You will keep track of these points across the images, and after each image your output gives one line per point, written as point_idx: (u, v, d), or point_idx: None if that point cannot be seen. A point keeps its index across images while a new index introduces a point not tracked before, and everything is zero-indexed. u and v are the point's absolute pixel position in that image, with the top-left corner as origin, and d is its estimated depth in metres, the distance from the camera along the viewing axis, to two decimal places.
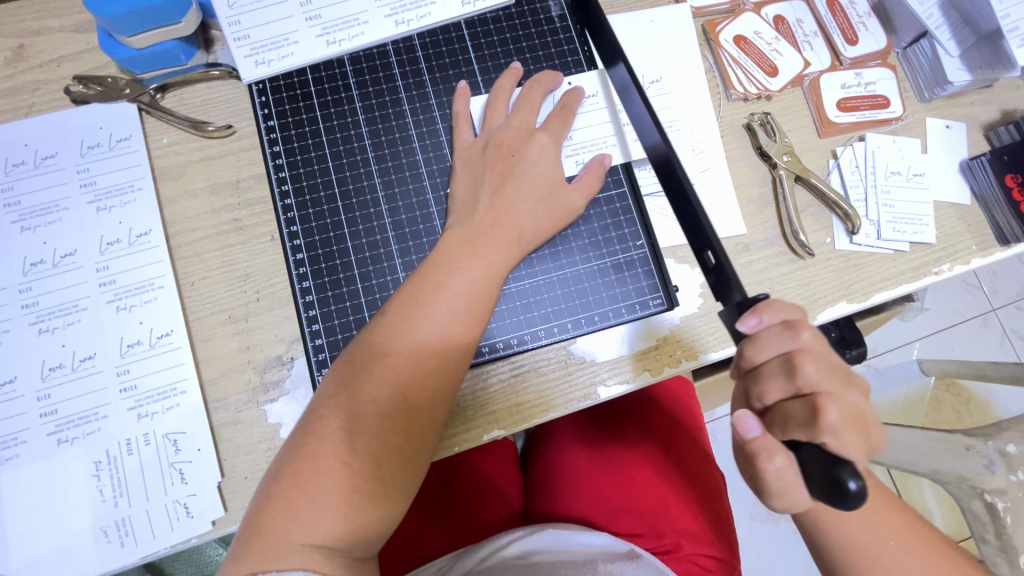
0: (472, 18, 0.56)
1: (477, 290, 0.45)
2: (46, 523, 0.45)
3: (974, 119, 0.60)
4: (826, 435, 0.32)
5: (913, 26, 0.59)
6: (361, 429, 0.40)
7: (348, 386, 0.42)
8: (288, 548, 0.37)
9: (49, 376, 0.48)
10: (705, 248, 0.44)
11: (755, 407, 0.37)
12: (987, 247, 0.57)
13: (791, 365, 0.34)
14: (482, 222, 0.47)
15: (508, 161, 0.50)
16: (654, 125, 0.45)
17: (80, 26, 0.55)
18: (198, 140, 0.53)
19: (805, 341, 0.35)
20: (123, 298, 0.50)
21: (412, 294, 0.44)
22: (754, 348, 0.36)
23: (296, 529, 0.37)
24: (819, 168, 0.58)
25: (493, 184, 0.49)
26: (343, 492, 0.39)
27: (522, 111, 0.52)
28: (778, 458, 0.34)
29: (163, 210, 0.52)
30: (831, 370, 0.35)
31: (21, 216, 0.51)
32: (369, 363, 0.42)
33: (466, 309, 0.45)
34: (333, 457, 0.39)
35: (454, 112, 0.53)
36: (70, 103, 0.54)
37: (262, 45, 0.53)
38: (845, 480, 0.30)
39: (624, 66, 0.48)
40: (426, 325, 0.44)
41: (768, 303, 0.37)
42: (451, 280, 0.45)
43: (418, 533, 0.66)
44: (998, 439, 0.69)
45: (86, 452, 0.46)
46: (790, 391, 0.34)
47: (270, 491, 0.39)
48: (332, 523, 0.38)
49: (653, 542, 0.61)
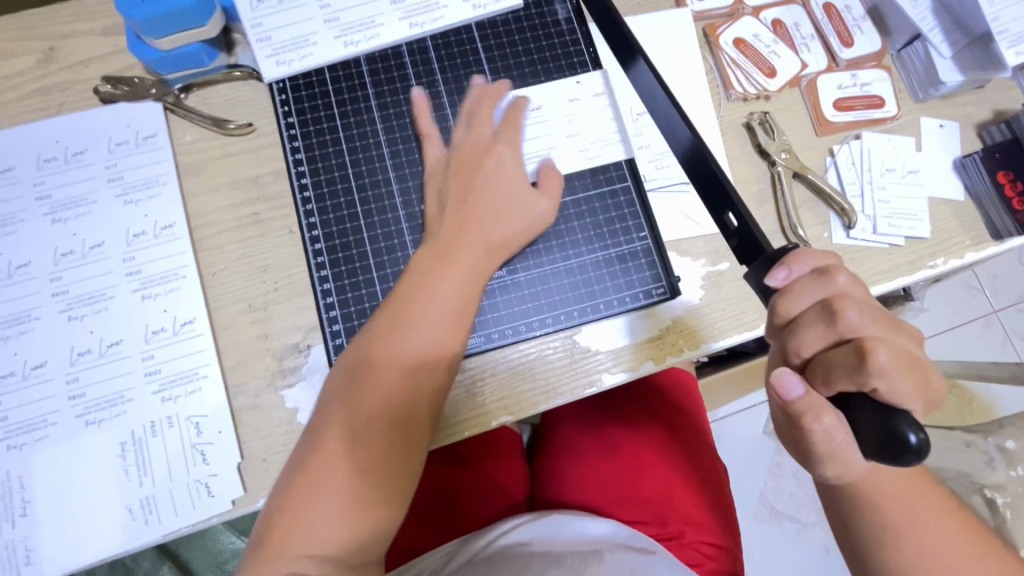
0: (482, 21, 0.58)
1: (454, 303, 0.47)
2: (74, 501, 0.47)
3: (968, 118, 0.62)
4: (878, 379, 0.33)
5: (907, 29, 0.61)
6: (352, 437, 0.43)
7: (338, 399, 0.44)
8: (296, 556, 0.40)
9: (78, 361, 0.50)
10: (726, 211, 0.45)
11: (795, 362, 0.37)
12: (980, 241, 0.59)
13: (832, 311, 0.35)
14: (451, 234, 0.49)
15: (470, 173, 0.52)
16: (681, 118, 0.47)
17: (108, 29, 0.58)
18: (220, 137, 0.56)
19: (840, 287, 0.36)
20: (148, 287, 0.52)
21: (398, 305, 0.47)
22: (788, 301, 0.37)
23: (303, 537, 0.41)
24: (817, 165, 0.60)
25: (455, 198, 0.51)
26: (342, 498, 0.42)
27: (478, 123, 0.54)
28: (825, 417, 0.34)
29: (186, 204, 0.54)
30: (873, 314, 0.35)
31: (52, 209, 0.53)
32: (356, 375, 0.45)
33: (445, 321, 0.47)
34: (325, 468, 0.42)
35: (420, 131, 0.54)
36: (98, 102, 0.56)
37: (283, 46, 0.55)
38: (905, 433, 0.31)
39: (645, 63, 0.50)
40: (407, 336, 0.46)
41: (796, 253, 0.38)
42: (427, 291, 0.47)
43: (427, 519, 0.68)
44: (998, 436, 0.75)
45: (112, 433, 0.49)
46: (829, 336, 0.35)
47: (274, 506, 0.42)
48: (330, 530, 0.41)
49: (657, 529, 0.63)
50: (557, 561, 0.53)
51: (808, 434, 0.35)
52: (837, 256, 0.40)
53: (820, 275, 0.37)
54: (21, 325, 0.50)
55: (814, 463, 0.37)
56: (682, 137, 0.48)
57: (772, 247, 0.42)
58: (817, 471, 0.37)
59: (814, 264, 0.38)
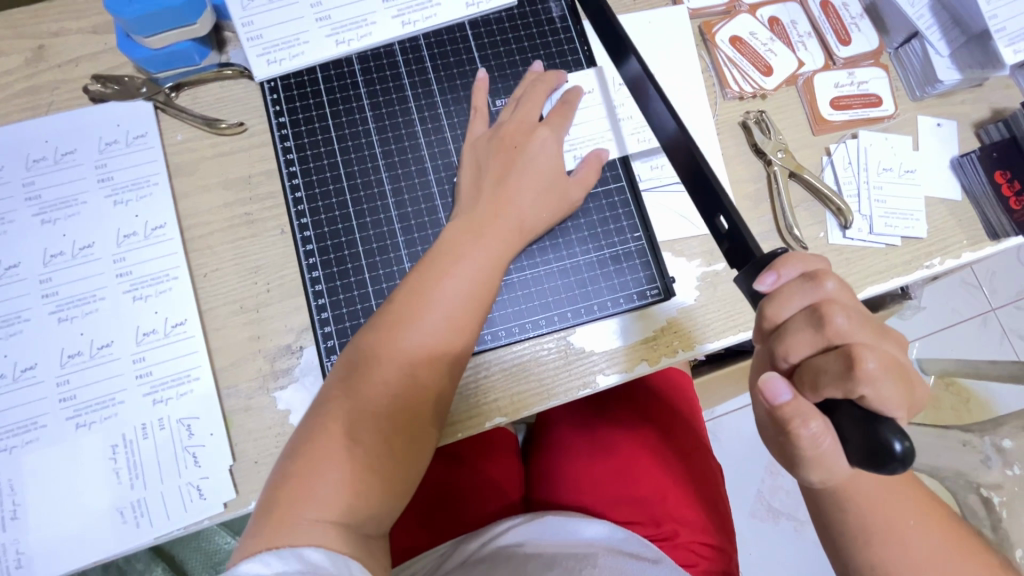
0: (475, 19, 0.58)
1: (481, 279, 0.47)
2: (65, 504, 0.47)
3: (965, 117, 0.62)
4: (866, 385, 0.32)
5: (904, 27, 0.60)
6: (371, 410, 0.42)
7: (361, 369, 0.43)
8: (302, 524, 0.38)
9: (68, 363, 0.50)
10: (718, 214, 0.44)
11: (783, 367, 0.37)
12: (977, 241, 0.59)
13: (820, 316, 0.35)
14: (485, 211, 0.49)
15: (510, 152, 0.51)
16: (669, 111, 0.47)
17: (97, 27, 0.57)
18: (211, 137, 0.55)
19: (828, 292, 0.36)
20: (139, 288, 0.51)
21: (423, 277, 0.46)
22: (776, 306, 0.37)
23: (312, 506, 0.38)
24: (813, 164, 0.60)
25: (495, 175, 0.51)
26: (354, 472, 0.40)
27: (527, 105, 0.54)
28: (813, 422, 0.34)
29: (177, 204, 0.54)
30: (861, 320, 0.35)
31: (41, 210, 0.52)
32: (380, 346, 0.44)
33: (473, 295, 0.47)
34: (344, 434, 0.41)
35: (472, 107, 0.55)
36: (88, 102, 0.56)
37: (274, 45, 0.55)
38: (889, 441, 0.30)
39: (635, 59, 0.49)
40: (434, 311, 0.45)
41: (785, 258, 0.38)
42: (456, 267, 0.47)
43: (422, 520, 0.68)
44: (994, 435, 0.73)
45: (103, 436, 0.48)
46: (817, 341, 0.35)
47: (285, 470, 0.40)
48: (345, 498, 0.39)
49: (652, 529, 0.63)
50: (552, 565, 0.53)
51: (795, 439, 0.34)
52: (829, 262, 0.39)
53: (809, 280, 0.37)
54: (11, 327, 0.50)
55: (801, 469, 0.36)
56: (670, 133, 0.48)
57: (761, 251, 0.41)
58: (805, 476, 0.37)
59: (804, 269, 0.38)
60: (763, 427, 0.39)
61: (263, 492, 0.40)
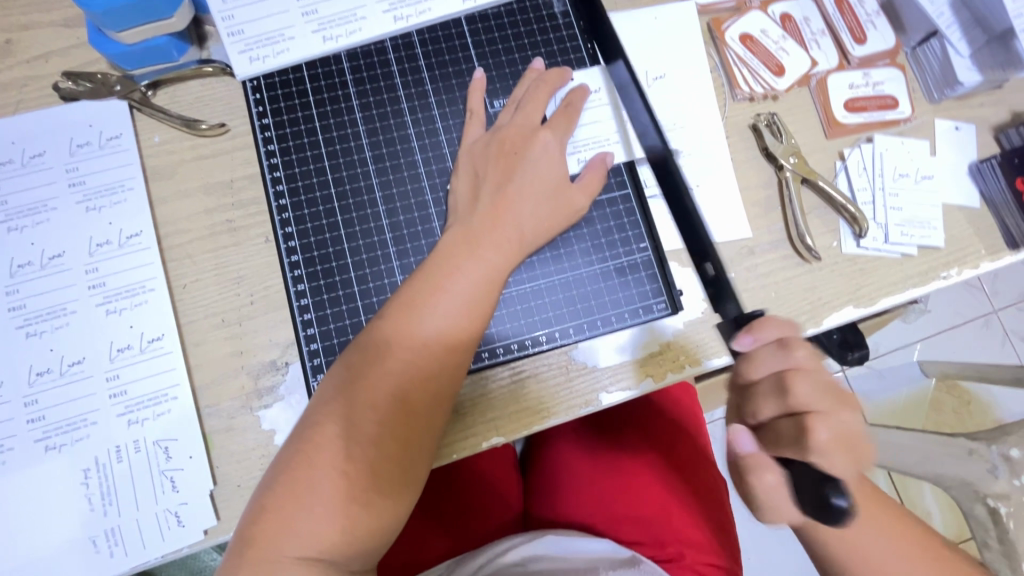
0: (472, 15, 0.54)
1: (476, 293, 0.44)
2: (30, 533, 0.44)
3: (984, 120, 0.59)
4: (814, 454, 0.33)
5: (924, 25, 0.58)
6: (358, 437, 0.40)
7: (347, 393, 0.41)
8: (284, 560, 0.37)
9: (36, 381, 0.46)
10: (705, 260, 0.47)
11: (750, 422, 0.37)
12: (996, 251, 0.56)
13: (784, 385, 0.34)
14: (482, 221, 0.46)
15: (510, 158, 0.48)
16: (654, 129, 0.47)
17: (69, 20, 0.54)
18: (191, 139, 0.52)
19: (798, 360, 0.35)
20: (113, 301, 0.48)
21: (413, 292, 0.43)
22: (749, 367, 0.36)
23: (293, 542, 0.37)
24: (826, 169, 0.57)
25: (495, 182, 0.48)
26: (339, 502, 0.38)
27: (528, 107, 0.51)
28: (768, 476, 0.35)
29: (153, 210, 0.51)
30: (824, 389, 0.34)
31: (8, 216, 0.49)
32: (367, 367, 0.41)
33: (467, 310, 0.44)
34: (326, 462, 0.39)
35: (468, 109, 0.52)
36: (58, 100, 0.52)
37: (257, 41, 0.52)
38: (833, 499, 0.32)
39: (624, 64, 0.50)
40: (423, 331, 0.42)
41: (764, 322, 0.36)
42: (451, 282, 0.44)
43: (414, 539, 0.65)
44: (1001, 444, 0.71)
45: (74, 459, 0.45)
46: (783, 409, 0.35)
47: (263, 501, 0.38)
48: (326, 532, 0.37)
49: (655, 550, 0.61)
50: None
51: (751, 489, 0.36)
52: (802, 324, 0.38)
53: (781, 346, 0.36)
54: None
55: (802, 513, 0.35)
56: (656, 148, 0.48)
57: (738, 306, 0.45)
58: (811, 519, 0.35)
59: (782, 332, 0.36)
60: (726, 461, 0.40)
61: (239, 524, 0.38)
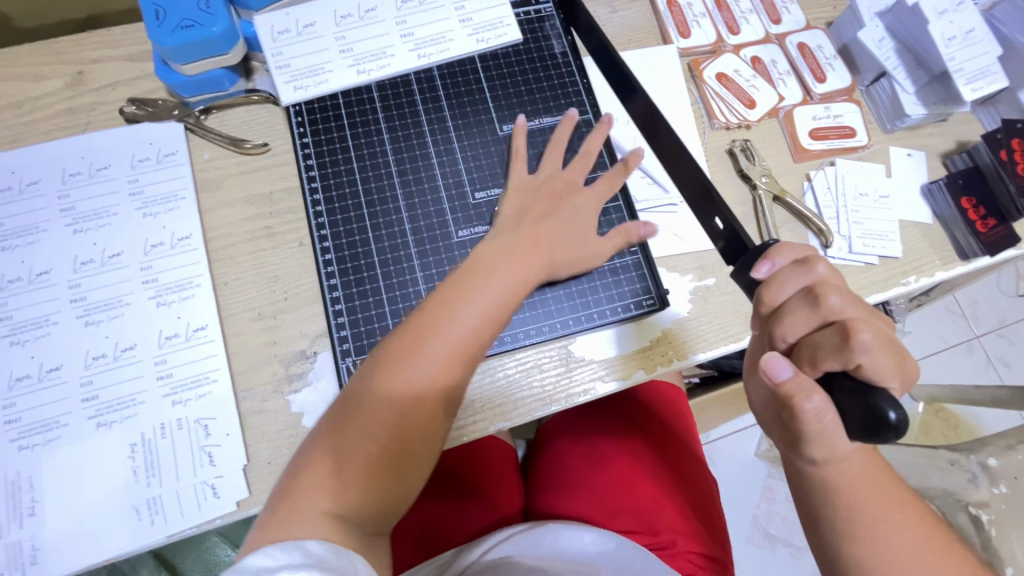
0: (485, 53, 0.63)
1: (509, 292, 0.48)
2: (80, 502, 0.48)
3: (933, 149, 0.67)
4: (862, 355, 0.37)
5: (874, 67, 0.67)
6: (385, 419, 0.43)
7: (383, 368, 0.44)
8: (309, 517, 0.39)
9: (92, 364, 0.52)
10: (713, 216, 0.50)
11: (782, 348, 0.41)
12: (949, 261, 0.63)
13: (815, 296, 0.40)
14: (520, 239, 0.51)
15: (554, 200, 0.55)
16: (674, 141, 0.50)
17: (136, 55, 0.62)
18: (236, 156, 0.59)
19: (820, 275, 0.41)
20: (163, 294, 0.54)
21: (454, 285, 0.47)
22: (772, 290, 0.42)
23: (318, 500, 0.40)
24: (795, 189, 0.65)
25: (540, 212, 0.54)
26: (360, 473, 0.41)
27: (573, 167, 0.58)
28: (815, 395, 0.37)
29: (201, 217, 0.57)
30: (852, 300, 0.40)
31: (74, 220, 0.56)
32: (400, 355, 0.44)
33: (502, 305, 0.47)
34: (360, 434, 0.42)
35: (512, 150, 0.58)
36: (122, 122, 0.60)
37: (300, 73, 0.60)
38: (885, 411, 0.34)
39: (644, 98, 0.53)
40: (463, 318, 0.46)
41: (779, 247, 0.43)
42: (488, 279, 0.47)
43: (423, 531, 0.69)
44: (980, 453, 0.75)
45: (122, 434, 0.50)
46: (817, 321, 0.40)
47: (301, 463, 0.42)
48: (350, 496, 0.41)
49: (650, 538, 0.65)
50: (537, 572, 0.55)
51: (798, 413, 0.38)
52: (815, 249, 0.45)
53: (801, 266, 0.42)
54: (38, 330, 0.52)
55: (805, 446, 0.40)
56: (677, 160, 0.52)
57: (754, 244, 0.47)
58: (808, 454, 0.40)
59: (795, 257, 0.43)
60: (765, 413, 0.43)
61: (278, 483, 0.41)
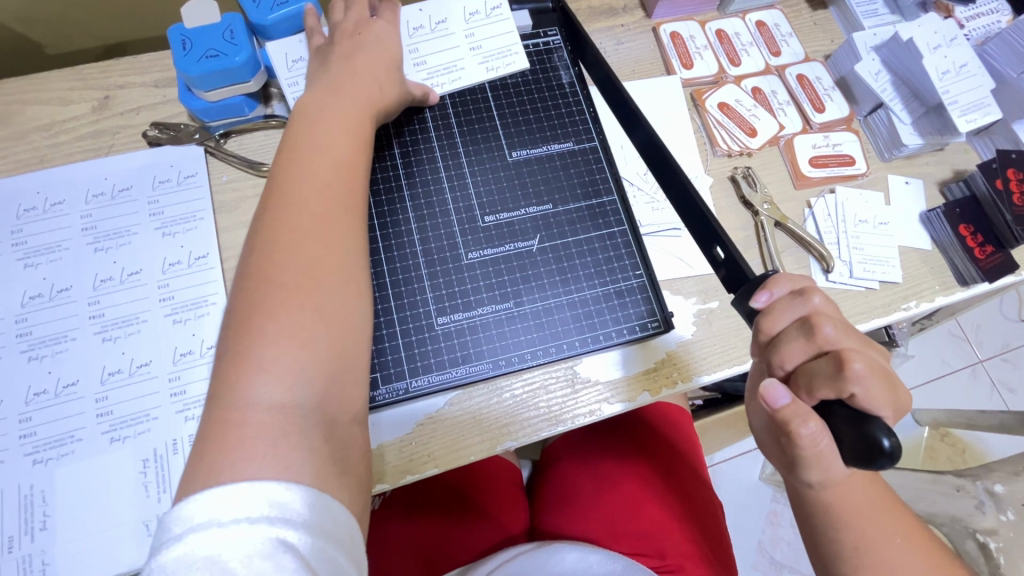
0: (495, 82, 0.65)
1: (349, 126, 0.49)
2: (91, 517, 0.49)
3: (930, 177, 0.69)
4: (855, 384, 0.38)
5: (871, 99, 0.69)
6: (290, 288, 0.39)
7: (266, 236, 0.42)
8: (255, 406, 0.35)
9: (108, 380, 0.53)
10: (714, 245, 0.50)
11: (779, 374, 0.42)
12: (949, 287, 0.64)
13: (810, 326, 0.40)
14: (341, 81, 0.52)
15: (353, 39, 0.57)
16: (671, 167, 0.52)
17: (160, 81, 0.65)
18: (254, 178, 0.62)
19: (816, 306, 0.41)
20: (179, 312, 0.56)
21: (296, 138, 0.47)
22: (770, 320, 0.42)
23: (263, 385, 0.36)
24: (796, 215, 0.66)
25: (341, 56, 0.55)
26: (304, 338, 0.38)
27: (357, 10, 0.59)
28: (812, 422, 0.38)
29: (218, 237, 0.59)
30: (844, 329, 0.41)
31: (95, 239, 0.57)
32: (270, 220, 0.42)
33: (343, 134, 0.48)
34: (267, 305, 0.39)
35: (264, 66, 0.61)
36: (145, 145, 0.62)
37: None
38: (879, 439, 0.35)
39: (645, 128, 0.55)
40: (315, 156, 0.46)
41: (776, 278, 0.43)
42: (324, 120, 0.48)
43: (429, 552, 0.68)
44: (986, 480, 0.75)
45: (136, 450, 0.51)
46: (812, 349, 0.40)
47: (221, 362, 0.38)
48: (296, 371, 0.37)
49: (657, 561, 0.65)
50: None
51: (796, 439, 0.39)
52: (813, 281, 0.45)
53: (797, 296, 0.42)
54: (57, 345, 0.54)
55: (800, 470, 0.40)
56: (677, 185, 0.52)
57: (753, 274, 0.47)
58: (803, 478, 0.41)
59: (791, 287, 0.43)
60: (764, 437, 0.44)
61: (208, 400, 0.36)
